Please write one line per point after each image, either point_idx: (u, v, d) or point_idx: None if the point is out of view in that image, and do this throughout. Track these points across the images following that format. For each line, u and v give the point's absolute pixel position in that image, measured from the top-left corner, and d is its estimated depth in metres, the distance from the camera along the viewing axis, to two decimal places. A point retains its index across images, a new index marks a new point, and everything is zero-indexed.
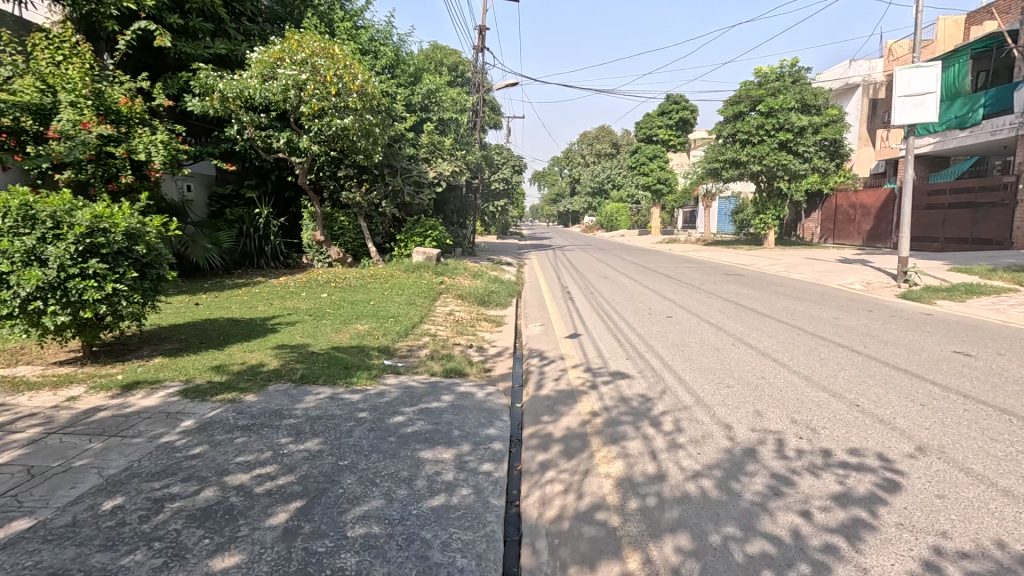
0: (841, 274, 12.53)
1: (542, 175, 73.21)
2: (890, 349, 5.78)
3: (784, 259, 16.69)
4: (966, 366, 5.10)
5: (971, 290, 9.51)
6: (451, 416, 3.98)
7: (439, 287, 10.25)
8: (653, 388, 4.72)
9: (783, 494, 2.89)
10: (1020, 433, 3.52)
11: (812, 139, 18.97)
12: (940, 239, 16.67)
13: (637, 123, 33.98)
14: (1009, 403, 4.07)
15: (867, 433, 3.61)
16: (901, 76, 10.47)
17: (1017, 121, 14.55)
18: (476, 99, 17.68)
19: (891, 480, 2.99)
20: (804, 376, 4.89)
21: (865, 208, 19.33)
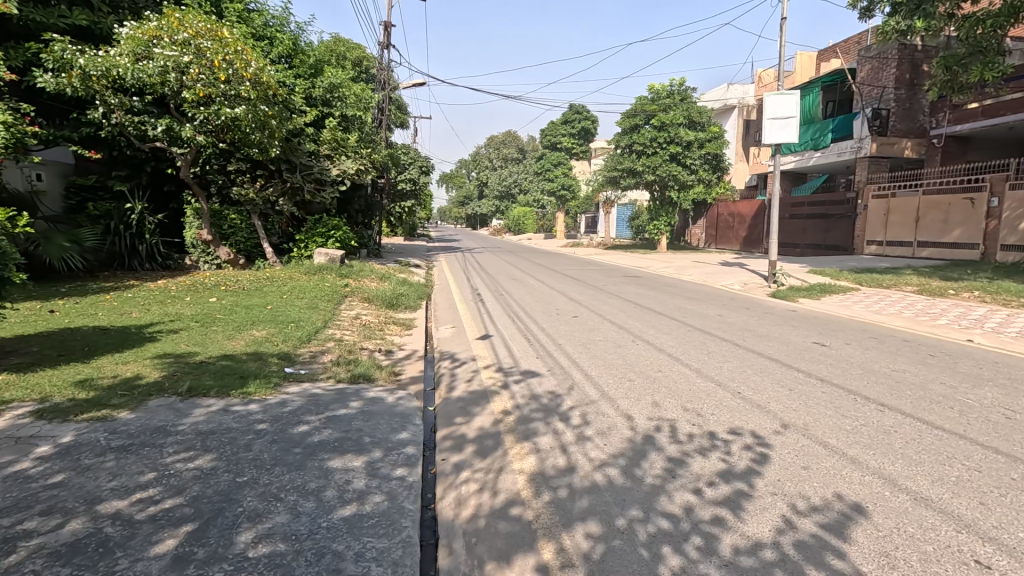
0: (724, 276, 13.90)
1: (450, 177, 72.93)
2: (764, 342, 6.52)
3: (676, 262, 18.14)
4: (823, 354, 5.90)
5: (824, 289, 11.03)
6: (361, 422, 3.84)
7: (344, 290, 9.82)
8: (561, 384, 4.92)
9: (679, 475, 3.16)
10: (863, 410, 4.15)
11: (697, 153, 20.85)
12: (800, 245, 19.17)
13: (543, 130, 35.09)
14: (856, 385, 4.77)
15: (746, 416, 4.06)
16: (770, 101, 11.84)
17: (857, 145, 17.11)
18: (381, 96, 17.18)
19: (766, 455, 3.39)
20: (694, 368, 5.37)
21: (742, 217, 21.63)
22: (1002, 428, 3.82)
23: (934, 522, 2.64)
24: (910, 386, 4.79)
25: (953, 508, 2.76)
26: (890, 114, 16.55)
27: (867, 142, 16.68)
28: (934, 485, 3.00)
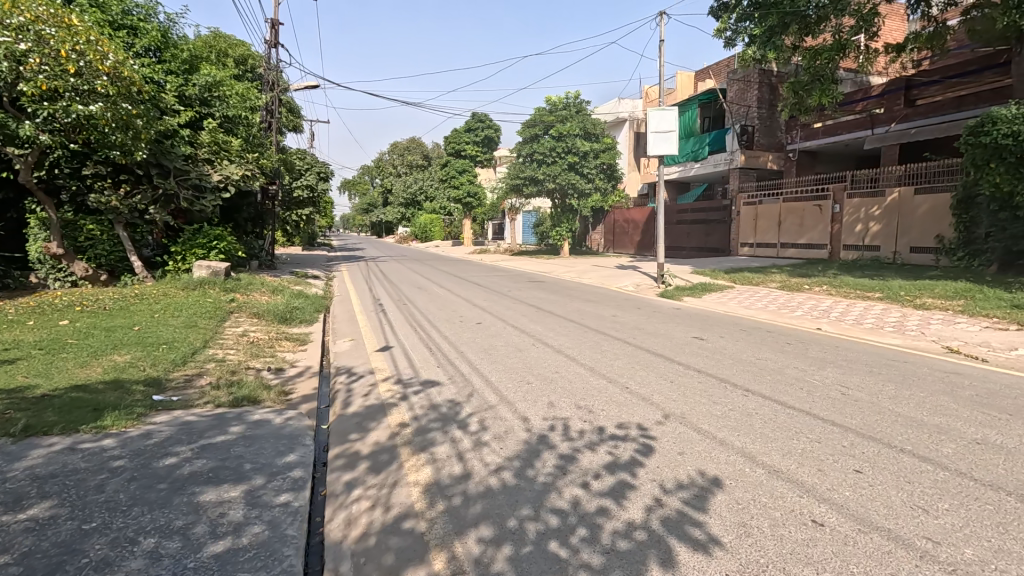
0: (619, 279, 14.75)
1: (352, 183, 70.19)
2: (651, 339, 7.01)
3: (577, 266, 18.96)
4: (701, 348, 6.48)
5: (705, 288, 12.11)
6: (242, 448, 3.56)
7: (230, 306, 9.03)
8: (461, 392, 4.92)
9: (569, 471, 3.31)
10: (732, 396, 4.62)
11: (593, 163, 21.98)
12: (686, 248, 20.88)
13: (446, 137, 35.06)
14: (727, 374, 5.30)
15: (632, 409, 4.35)
16: (652, 116, 12.82)
17: (729, 158, 19.02)
18: (270, 97, 16.10)
19: (646, 445, 3.66)
20: (588, 367, 5.64)
21: (635, 223, 23.15)
22: (838, 403, 4.45)
23: (782, 491, 3.01)
24: (770, 371, 5.42)
25: (798, 477, 3.16)
26: (755, 131, 18.73)
27: (737, 155, 18.63)
28: (784, 458, 3.41)
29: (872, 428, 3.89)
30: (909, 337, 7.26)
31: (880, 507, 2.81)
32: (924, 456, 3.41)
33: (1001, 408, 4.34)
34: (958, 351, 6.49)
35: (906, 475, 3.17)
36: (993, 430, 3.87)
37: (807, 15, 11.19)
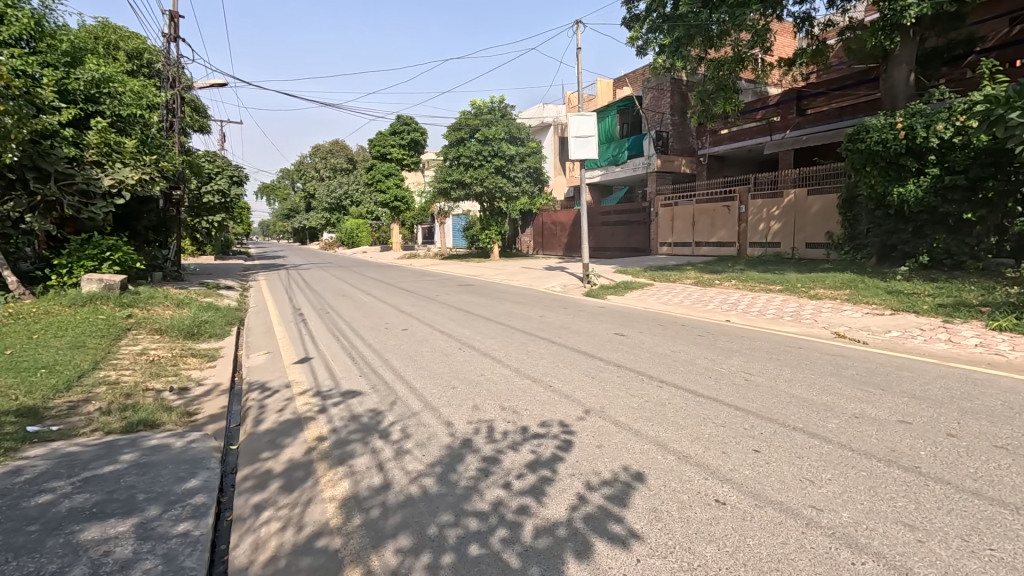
0: (547, 280, 15.05)
1: (271, 188, 66.49)
2: (575, 337, 7.21)
3: (507, 269, 19.11)
4: (622, 343, 6.75)
5: (627, 286, 12.62)
6: (134, 477, 3.25)
7: (126, 322, 8.23)
8: (383, 401, 4.80)
9: (491, 473, 3.32)
10: (648, 388, 4.84)
11: (520, 166, 22.27)
12: (611, 248, 21.65)
13: (371, 140, 34.11)
14: (645, 367, 5.55)
15: (555, 407, 4.45)
16: (573, 120, 13.17)
17: (647, 162, 19.97)
18: (170, 95, 14.86)
19: (567, 441, 3.75)
20: (514, 368, 5.68)
21: (562, 225, 23.71)
22: (742, 389, 4.79)
23: (690, 474, 3.19)
24: (683, 363, 5.73)
25: (704, 460, 3.37)
26: (669, 137, 19.87)
27: (654, 159, 19.60)
28: (693, 444, 3.61)
29: (770, 409, 4.23)
30: (804, 325, 7.99)
31: (774, 482, 3.06)
32: (812, 432, 3.76)
33: (878, 385, 4.87)
34: (844, 336, 7.22)
35: (797, 451, 3.47)
36: (869, 404, 4.34)
37: (710, 29, 11.94)
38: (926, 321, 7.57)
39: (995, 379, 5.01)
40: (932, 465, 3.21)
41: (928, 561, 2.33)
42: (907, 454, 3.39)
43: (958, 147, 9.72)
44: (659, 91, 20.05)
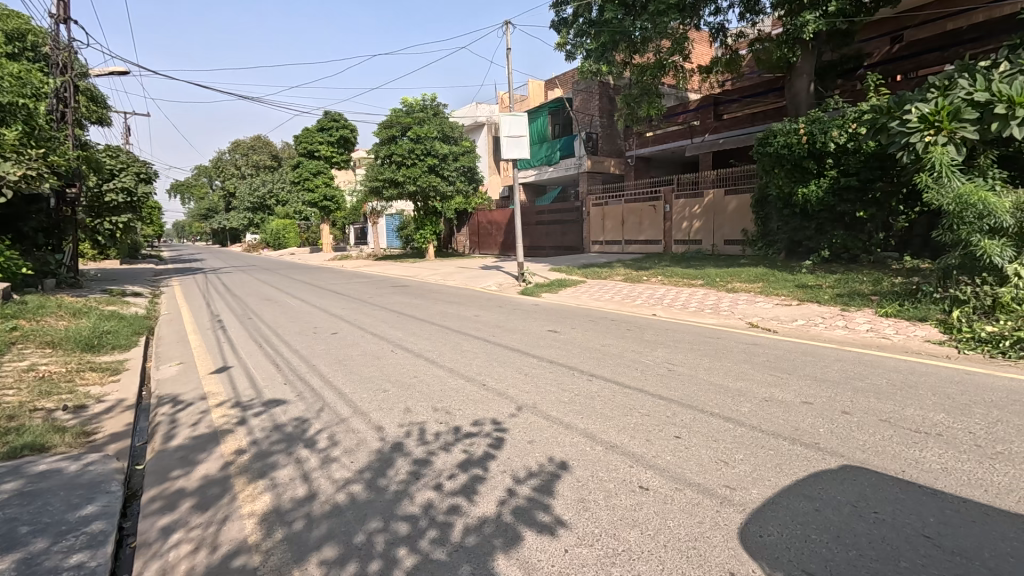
0: (483, 279, 15.05)
1: (185, 186, 61.76)
2: (509, 335, 7.26)
3: (442, 268, 18.93)
4: (555, 339, 6.89)
5: (561, 284, 12.88)
6: (17, 509, 2.90)
7: (10, 335, 7.30)
8: (309, 408, 4.59)
9: (422, 475, 3.27)
10: (578, 381, 4.98)
11: (453, 165, 22.10)
12: (546, 247, 21.98)
13: (296, 136, 32.49)
14: (576, 362, 5.69)
15: (487, 405, 4.45)
16: (504, 120, 13.23)
17: (578, 162, 20.46)
18: (61, 82, 13.35)
19: (499, 438, 3.76)
20: (447, 368, 5.64)
21: (498, 224, 23.80)
22: (666, 379, 5.04)
23: (616, 463, 3.31)
24: (612, 356, 5.94)
25: (630, 449, 3.51)
26: (599, 138, 20.50)
27: (584, 159, 20.13)
28: (620, 434, 3.75)
29: (690, 397, 4.48)
30: (723, 317, 8.53)
31: (693, 465, 3.24)
32: (727, 417, 4.02)
33: (786, 370, 5.28)
34: (757, 326, 7.78)
35: (714, 434, 3.70)
36: (777, 387, 4.70)
37: (632, 35, 12.43)
38: (827, 310, 8.30)
39: (882, 360, 5.59)
40: (830, 441, 3.53)
41: (824, 529, 2.55)
42: (810, 432, 3.69)
43: (850, 152, 10.77)
44: (588, 94, 20.67)
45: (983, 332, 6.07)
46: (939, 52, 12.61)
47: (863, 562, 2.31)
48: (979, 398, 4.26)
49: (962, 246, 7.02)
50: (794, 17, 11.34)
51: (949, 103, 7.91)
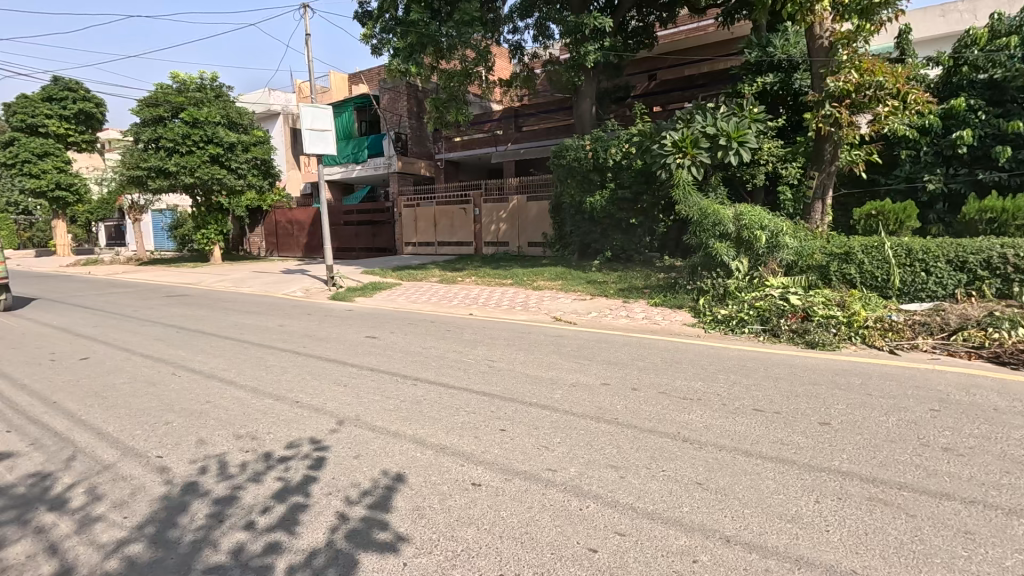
0: (286, 285, 13.61)
1: None
2: (323, 345, 6.70)
3: (233, 274, 16.53)
4: (373, 346, 6.60)
5: (375, 287, 12.39)
6: None
7: None
8: (52, 460, 3.54)
9: (227, 515, 2.81)
10: (402, 387, 4.85)
11: (243, 156, 19.40)
12: (355, 249, 20.90)
13: (8, 105, 24.74)
14: (398, 367, 5.54)
15: (303, 424, 4.04)
16: (306, 111, 12.14)
17: (386, 162, 19.87)
18: None
19: (319, 458, 3.44)
20: (251, 388, 4.94)
21: (299, 223, 21.74)
22: (487, 375, 5.26)
23: (448, 464, 3.33)
24: (433, 358, 5.95)
25: (460, 448, 3.55)
26: (408, 139, 20.39)
27: (394, 160, 19.71)
28: (449, 435, 3.77)
29: (510, 390, 4.75)
30: (531, 312, 9.28)
31: (519, 454, 3.44)
32: (545, 405, 4.37)
33: (586, 357, 5.99)
34: (560, 319, 8.66)
35: (535, 422, 3.99)
36: (581, 373, 5.31)
37: (439, 41, 12.66)
38: (614, 303, 9.67)
39: (656, 342, 6.72)
40: (625, 415, 4.12)
41: (629, 492, 2.96)
42: (610, 410, 4.24)
43: (624, 168, 12.82)
44: (396, 94, 20.36)
45: (720, 314, 7.76)
46: (681, 91, 15.72)
47: (660, 514, 2.74)
48: (722, 367, 5.46)
49: (704, 248, 8.86)
50: (578, 46, 12.93)
51: (691, 134, 10.04)
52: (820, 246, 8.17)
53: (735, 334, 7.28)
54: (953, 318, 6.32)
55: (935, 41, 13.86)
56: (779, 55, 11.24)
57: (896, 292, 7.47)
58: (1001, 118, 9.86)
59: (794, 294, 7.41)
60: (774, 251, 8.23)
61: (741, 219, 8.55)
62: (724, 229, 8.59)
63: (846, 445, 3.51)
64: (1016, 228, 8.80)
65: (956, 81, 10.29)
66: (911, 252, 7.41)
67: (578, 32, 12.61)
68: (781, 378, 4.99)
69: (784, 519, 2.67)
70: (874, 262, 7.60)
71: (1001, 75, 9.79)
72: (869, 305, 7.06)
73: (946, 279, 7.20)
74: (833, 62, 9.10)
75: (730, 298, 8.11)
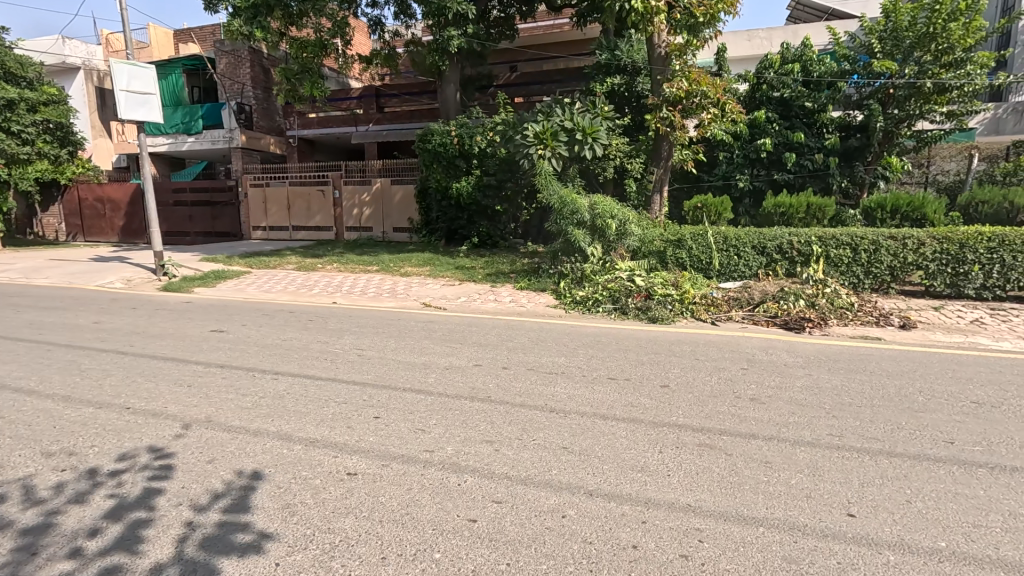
0: (99, 274, 11.45)
1: None
2: (156, 343, 5.82)
3: (22, 262, 13.41)
4: (221, 340, 5.92)
5: (218, 276, 11.04)
6: None
7: None
8: None
9: (43, 546, 2.37)
10: (260, 383, 4.47)
11: (28, 117, 15.70)
12: (190, 233, 18.32)
13: None
14: (255, 362, 5.07)
15: (139, 431, 3.52)
16: (119, 69, 10.22)
17: (227, 135, 17.66)
18: None
19: (163, 467, 3.04)
20: (61, 397, 4.13)
21: (114, 203, 18.35)
22: (356, 364, 5.07)
23: (319, 457, 3.18)
24: (295, 350, 5.55)
25: (332, 439, 3.41)
26: (252, 111, 18.31)
27: (236, 134, 17.58)
28: (319, 427, 3.59)
29: (383, 377, 4.66)
30: (400, 299, 9.10)
31: (395, 439, 3.42)
32: (420, 389, 4.37)
33: (459, 340, 6.09)
34: (430, 304, 8.64)
35: (410, 407, 3.98)
36: (453, 356, 5.39)
37: (289, 5, 11.53)
38: (482, 288, 9.88)
39: (524, 323, 7.08)
40: (497, 393, 4.31)
41: (505, 463, 3.14)
42: (483, 389, 4.41)
43: (489, 156, 13.18)
44: (236, 59, 18.09)
45: (578, 295, 8.41)
46: (540, 85, 16.36)
47: (532, 479, 2.96)
48: (582, 343, 5.97)
49: (564, 235, 9.49)
50: (442, 29, 12.92)
51: (551, 126, 10.62)
52: (659, 233, 9.29)
53: (591, 313, 7.97)
54: (756, 294, 7.68)
55: (744, 61, 16.40)
56: (625, 59, 12.39)
57: (716, 272, 8.83)
58: (789, 130, 12.10)
59: (639, 276, 8.35)
60: (622, 238, 9.15)
61: (594, 208, 9.31)
62: (581, 218, 9.30)
63: (681, 402, 4.11)
64: (799, 220, 10.96)
65: (758, 96, 12.38)
66: (726, 239, 8.81)
67: (442, 15, 12.51)
68: (631, 350, 5.64)
69: (636, 470, 3.06)
70: (700, 248, 8.88)
71: (789, 94, 12.00)
72: (696, 284, 8.22)
73: (752, 262, 8.69)
74: (669, 70, 10.32)
75: (587, 281, 8.83)
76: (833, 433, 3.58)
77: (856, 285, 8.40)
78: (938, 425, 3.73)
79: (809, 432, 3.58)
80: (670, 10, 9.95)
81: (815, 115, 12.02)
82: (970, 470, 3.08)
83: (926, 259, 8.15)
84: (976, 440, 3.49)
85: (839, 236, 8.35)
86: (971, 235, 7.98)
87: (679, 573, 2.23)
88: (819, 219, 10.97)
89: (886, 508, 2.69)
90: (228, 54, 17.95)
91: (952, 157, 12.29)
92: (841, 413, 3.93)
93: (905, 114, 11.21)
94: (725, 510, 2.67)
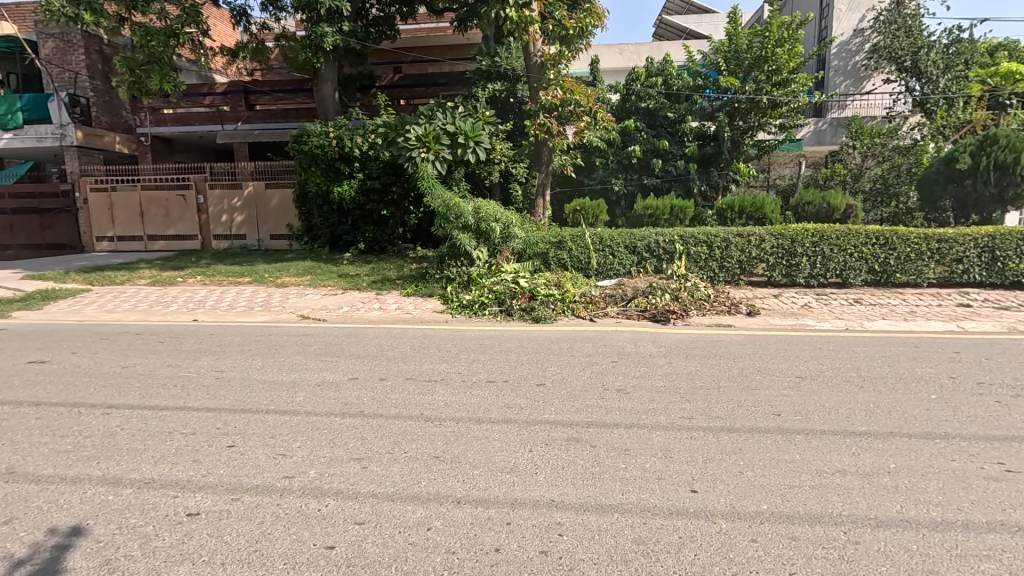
0: None
1: None
2: None
3: None
4: (40, 373, 5.02)
5: (45, 296, 9.41)
6: None
7: None
8: None
9: None
10: (88, 420, 3.85)
11: None
12: (12, 245, 15.58)
13: None
14: (81, 396, 4.37)
15: None
16: None
17: (57, 131, 15.04)
18: None
19: None
20: None
21: None
22: (211, 388, 4.58)
23: (154, 500, 2.81)
24: (137, 378, 4.88)
25: (172, 477, 3.04)
26: (90, 104, 15.88)
27: (69, 129, 15.00)
28: (157, 465, 3.18)
29: (241, 401, 4.24)
30: (273, 312, 8.43)
31: (249, 468, 3.14)
32: (283, 410, 4.05)
33: (335, 353, 5.77)
34: (308, 316, 8.12)
35: (270, 432, 3.66)
36: (327, 371, 5.09)
37: None
38: (366, 295, 9.51)
39: (408, 331, 6.93)
40: (370, 406, 4.13)
41: (372, 480, 3.01)
42: (356, 403, 4.20)
43: (371, 159, 12.71)
44: (65, 43, 15.51)
45: (465, 299, 8.39)
46: (426, 88, 16.18)
47: (399, 494, 2.87)
48: (464, 347, 5.97)
49: (449, 239, 9.45)
50: (315, 24, 12.22)
51: (432, 130, 10.55)
52: (541, 235, 9.62)
53: (477, 316, 7.99)
54: (629, 290, 8.25)
55: (616, 72, 17.56)
56: (504, 66, 12.65)
57: (594, 271, 9.32)
58: (655, 138, 13.15)
59: (523, 278, 8.56)
60: (507, 241, 9.33)
61: (478, 212, 9.38)
62: (465, 221, 9.30)
63: (554, 399, 4.25)
64: (664, 220, 12.00)
65: (628, 105, 13.33)
66: (602, 240, 9.37)
67: (314, 9, 11.82)
68: (510, 351, 5.74)
69: (505, 471, 3.10)
70: (579, 249, 9.34)
71: (653, 105, 13.05)
72: (576, 283, 8.64)
73: (625, 261, 9.32)
74: (544, 79, 10.68)
75: (473, 285, 8.86)
76: (687, 415, 3.93)
77: (712, 278, 9.36)
78: (770, 400, 4.25)
79: (666, 417, 3.90)
80: (544, 21, 10.36)
81: (677, 125, 13.19)
82: (790, 437, 3.55)
83: (767, 253, 9.32)
84: (797, 410, 4.03)
85: (697, 234, 9.30)
86: (799, 232, 9.28)
87: (538, 569, 2.29)
88: (681, 219, 12.12)
89: (722, 480, 3.00)
90: (53, 38, 15.36)
91: (786, 164, 14.39)
92: (692, 396, 4.32)
93: (747, 125, 12.73)
94: (585, 501, 2.80)
